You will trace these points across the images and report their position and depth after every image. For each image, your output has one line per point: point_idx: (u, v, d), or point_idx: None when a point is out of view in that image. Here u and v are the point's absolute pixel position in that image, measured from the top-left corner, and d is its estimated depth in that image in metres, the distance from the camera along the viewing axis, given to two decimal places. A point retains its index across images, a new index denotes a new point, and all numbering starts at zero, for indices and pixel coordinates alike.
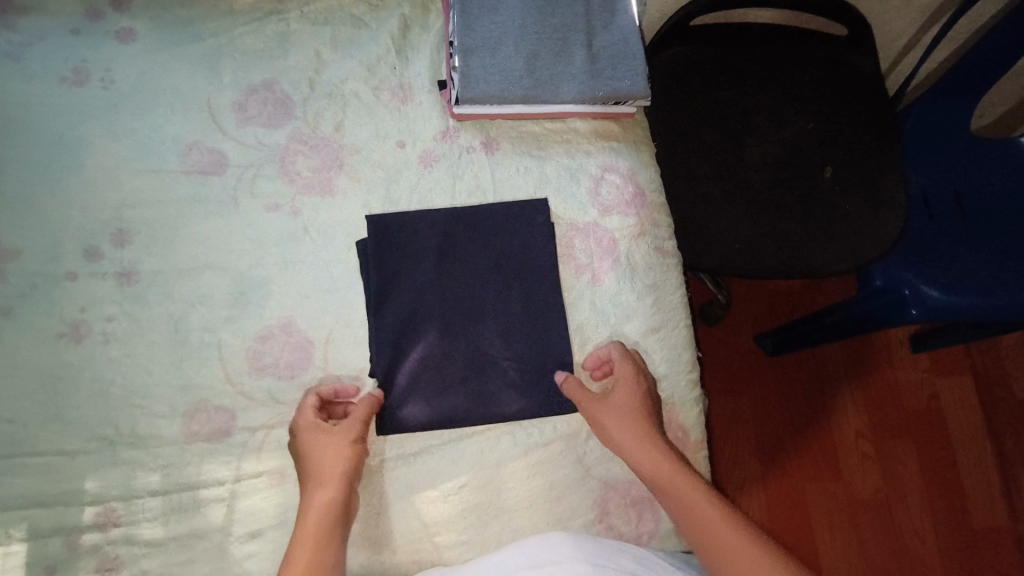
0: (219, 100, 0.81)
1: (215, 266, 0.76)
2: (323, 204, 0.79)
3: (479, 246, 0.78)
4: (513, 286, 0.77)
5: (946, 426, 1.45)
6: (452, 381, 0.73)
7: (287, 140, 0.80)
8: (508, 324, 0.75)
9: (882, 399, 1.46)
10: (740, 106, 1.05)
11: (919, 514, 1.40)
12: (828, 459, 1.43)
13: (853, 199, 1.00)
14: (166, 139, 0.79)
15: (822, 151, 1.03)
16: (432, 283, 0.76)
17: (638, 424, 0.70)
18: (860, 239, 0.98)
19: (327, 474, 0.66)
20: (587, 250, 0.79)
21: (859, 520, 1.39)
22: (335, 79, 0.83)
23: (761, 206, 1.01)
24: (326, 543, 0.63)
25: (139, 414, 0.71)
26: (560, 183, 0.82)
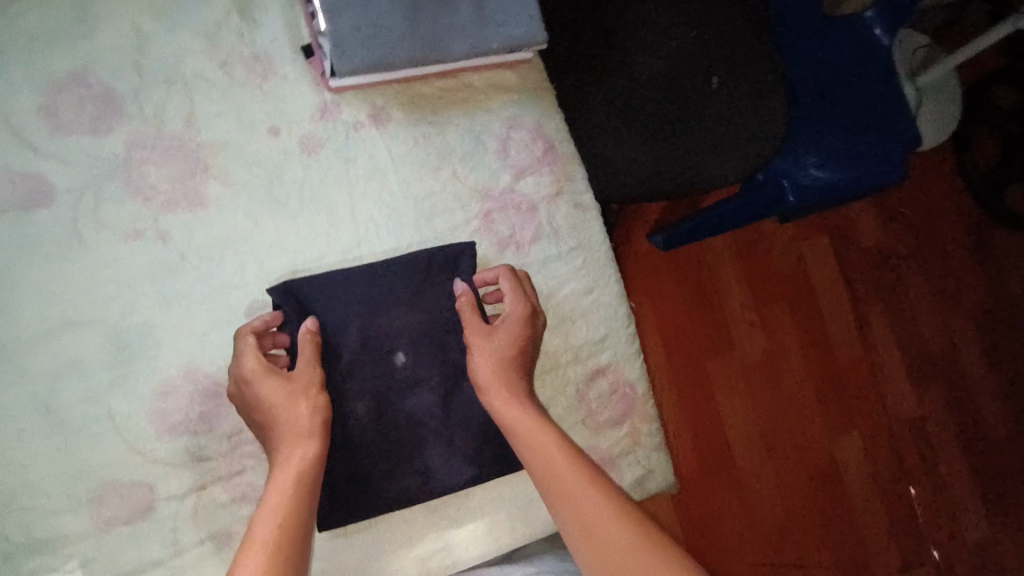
0: (15, 106, 0.63)
1: (77, 321, 0.62)
2: (194, 220, 0.66)
3: (407, 313, 0.68)
4: (436, 289, 0.70)
5: (813, 286, 1.47)
6: (389, 402, 0.67)
7: (125, 147, 0.65)
8: (439, 331, 0.69)
9: (758, 270, 1.46)
10: (624, 13, 0.93)
11: (798, 367, 1.45)
12: (719, 334, 1.42)
13: (742, 109, 0.91)
14: None
15: (704, 53, 0.92)
16: (345, 316, 0.66)
17: (507, 376, 0.65)
18: (751, 147, 0.90)
19: (299, 424, 0.58)
20: (507, 220, 0.74)
21: (749, 385, 1.42)
22: (168, 58, 0.67)
23: (655, 129, 0.91)
24: (302, 500, 0.53)
25: (31, 516, 0.59)
26: (466, 151, 0.74)
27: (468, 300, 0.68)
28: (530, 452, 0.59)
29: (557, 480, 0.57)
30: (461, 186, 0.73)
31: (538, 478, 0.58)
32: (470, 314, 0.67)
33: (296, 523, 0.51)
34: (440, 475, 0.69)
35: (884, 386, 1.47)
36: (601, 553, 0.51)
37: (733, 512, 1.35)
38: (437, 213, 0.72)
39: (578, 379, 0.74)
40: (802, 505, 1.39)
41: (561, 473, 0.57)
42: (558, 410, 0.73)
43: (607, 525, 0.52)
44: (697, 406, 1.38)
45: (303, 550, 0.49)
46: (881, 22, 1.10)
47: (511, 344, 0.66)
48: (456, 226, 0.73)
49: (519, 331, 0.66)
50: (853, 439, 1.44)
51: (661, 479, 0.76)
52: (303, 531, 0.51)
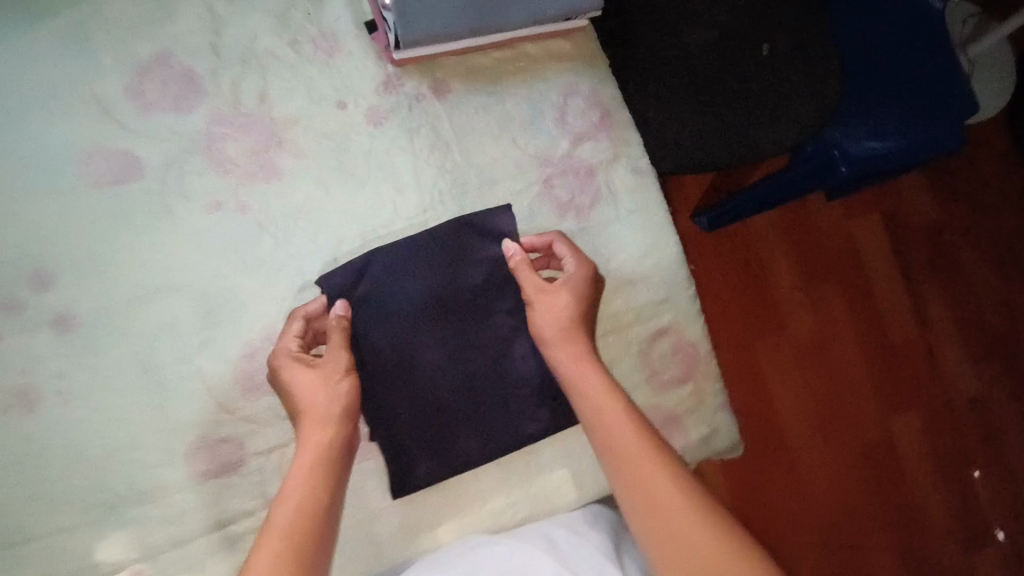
0: (107, 89, 0.67)
1: (167, 287, 0.66)
2: (271, 191, 0.69)
3: (466, 280, 0.70)
4: (479, 254, 0.71)
5: (865, 264, 1.45)
6: (440, 365, 0.69)
7: (206, 124, 0.69)
8: (483, 295, 0.70)
9: (807, 248, 1.44)
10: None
11: (851, 346, 1.42)
12: (769, 313, 1.40)
13: (794, 72, 0.92)
14: (54, 148, 0.65)
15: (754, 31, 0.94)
16: (407, 284, 0.69)
17: (571, 334, 0.66)
18: (804, 113, 0.92)
19: (318, 412, 0.60)
20: (566, 186, 0.75)
21: (801, 364, 1.40)
22: (242, 38, 0.70)
23: (708, 95, 0.92)
24: (316, 489, 0.57)
25: (133, 469, 0.63)
26: (524, 119, 0.76)
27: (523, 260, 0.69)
28: (590, 413, 0.62)
29: (613, 440, 0.60)
30: (521, 153, 0.75)
31: (596, 440, 0.61)
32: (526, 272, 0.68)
33: (307, 513, 0.55)
34: (495, 437, 0.70)
35: (941, 363, 1.44)
36: (659, 517, 0.55)
37: (788, 493, 1.34)
38: (498, 180, 0.74)
39: (641, 340, 0.75)
40: (859, 486, 1.36)
41: (621, 438, 0.60)
42: (621, 370, 0.74)
43: (655, 491, 0.56)
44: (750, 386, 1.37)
45: (316, 539, 0.54)
46: None
47: (578, 299, 0.68)
48: (517, 192, 0.74)
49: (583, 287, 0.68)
50: (909, 417, 1.41)
51: (727, 439, 0.76)
52: (321, 518, 0.55)
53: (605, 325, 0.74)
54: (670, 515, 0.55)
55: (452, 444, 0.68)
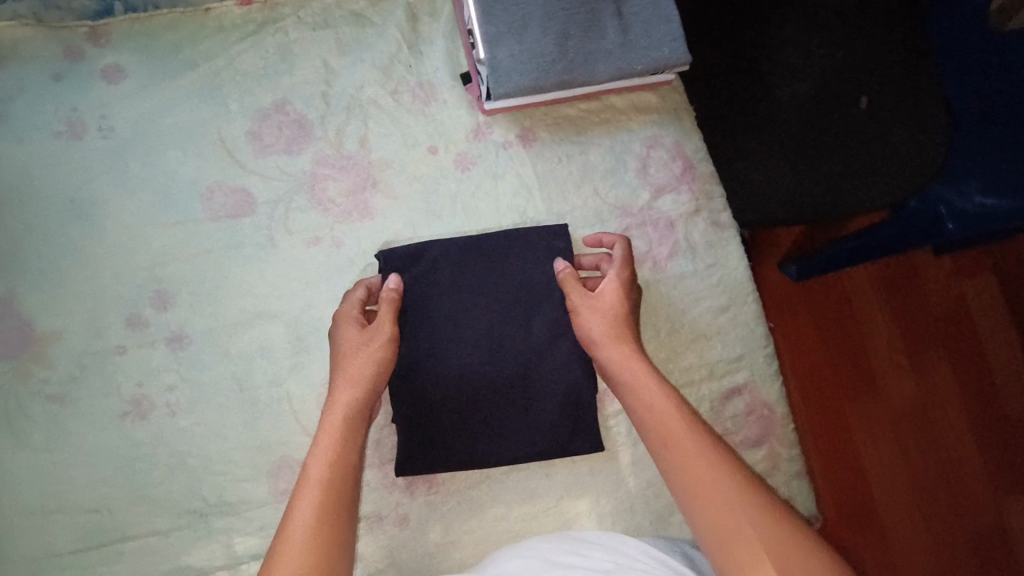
0: (232, 133, 0.75)
1: (266, 314, 0.72)
2: (363, 229, 0.74)
3: (518, 285, 0.72)
4: (533, 262, 0.73)
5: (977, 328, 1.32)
6: (471, 368, 0.70)
7: (312, 165, 0.75)
8: (523, 301, 0.72)
9: (909, 308, 1.34)
10: (782, 43, 0.92)
11: (958, 415, 1.29)
12: (862, 375, 1.32)
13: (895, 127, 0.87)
14: (183, 183, 0.74)
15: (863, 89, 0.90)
16: (462, 280, 0.72)
17: (619, 337, 0.65)
18: (903, 169, 0.86)
19: (354, 371, 0.63)
20: (644, 236, 0.76)
21: (899, 432, 1.30)
22: (349, 89, 0.77)
23: (798, 149, 0.88)
24: (349, 446, 0.59)
25: (223, 480, 0.68)
26: (606, 170, 0.77)
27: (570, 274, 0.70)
28: (642, 410, 0.61)
29: (665, 429, 0.58)
30: (600, 202, 0.76)
31: (651, 434, 0.59)
32: (571, 285, 0.69)
33: (342, 472, 0.57)
34: (509, 442, 0.70)
35: None
36: (713, 501, 0.53)
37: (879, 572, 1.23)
38: (577, 227, 0.76)
39: (713, 397, 0.73)
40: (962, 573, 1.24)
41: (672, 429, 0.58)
42: None
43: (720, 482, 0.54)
44: (835, 447, 1.29)
45: (348, 503, 0.56)
46: None
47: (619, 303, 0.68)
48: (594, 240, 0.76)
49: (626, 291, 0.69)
50: None
51: (803, 510, 0.72)
52: (350, 481, 0.57)
53: (676, 378, 0.73)
54: (718, 501, 0.53)
55: (471, 438, 0.70)
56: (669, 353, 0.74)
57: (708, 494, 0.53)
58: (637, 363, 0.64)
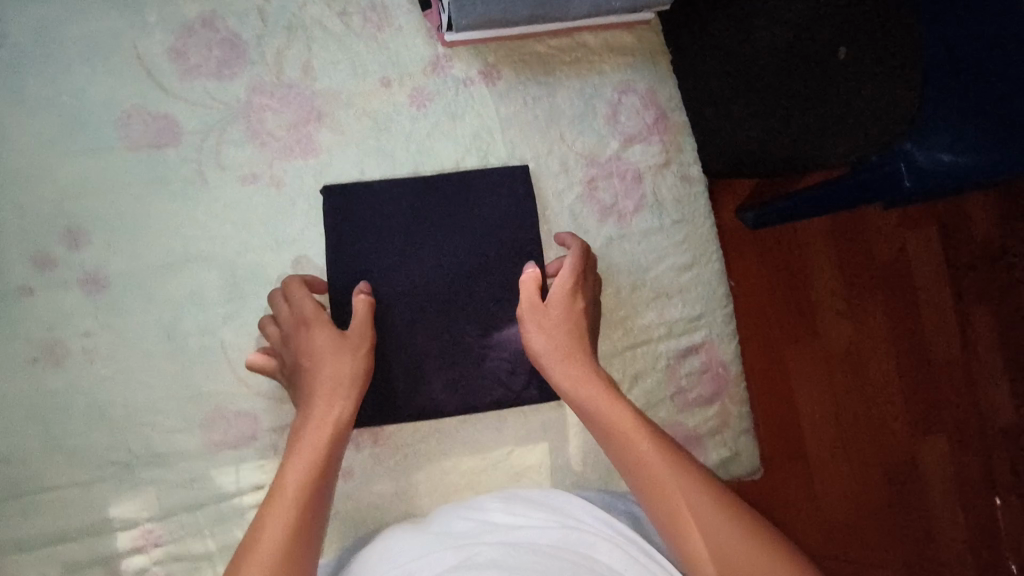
0: (151, 49, 0.65)
1: (195, 258, 0.66)
2: (307, 167, 0.68)
3: (460, 227, 0.68)
4: (482, 203, 0.68)
5: (915, 283, 1.11)
6: (428, 322, 0.67)
7: (247, 93, 0.67)
8: (478, 250, 0.68)
9: (860, 249, 1.12)
10: None
11: (886, 372, 1.11)
12: (797, 312, 1.13)
13: (876, 63, 0.65)
14: (93, 106, 0.65)
15: (859, 9, 0.66)
16: (396, 218, 0.67)
17: (570, 353, 0.61)
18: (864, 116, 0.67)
19: (333, 382, 0.59)
20: (610, 189, 0.72)
21: (834, 389, 1.11)
22: (290, 7, 0.68)
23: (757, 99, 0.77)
24: (323, 466, 0.55)
25: (152, 432, 0.65)
26: (574, 115, 0.72)
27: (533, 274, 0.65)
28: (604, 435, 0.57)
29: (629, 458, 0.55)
30: (566, 149, 0.71)
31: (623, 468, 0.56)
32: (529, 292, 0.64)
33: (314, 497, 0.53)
34: (468, 392, 0.67)
35: (983, 413, 1.08)
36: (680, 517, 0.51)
37: (805, 518, 1.07)
38: (540, 176, 0.71)
39: (670, 355, 0.73)
40: (885, 540, 1.07)
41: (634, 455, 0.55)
42: (646, 384, 0.72)
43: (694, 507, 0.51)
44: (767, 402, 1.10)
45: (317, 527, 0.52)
46: None
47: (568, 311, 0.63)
48: (558, 190, 0.71)
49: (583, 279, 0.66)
50: (947, 456, 1.08)
51: (749, 466, 0.74)
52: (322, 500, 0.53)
53: (634, 338, 0.72)
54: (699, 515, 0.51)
55: (420, 385, 0.67)
56: (628, 309, 0.72)
57: (679, 504, 0.52)
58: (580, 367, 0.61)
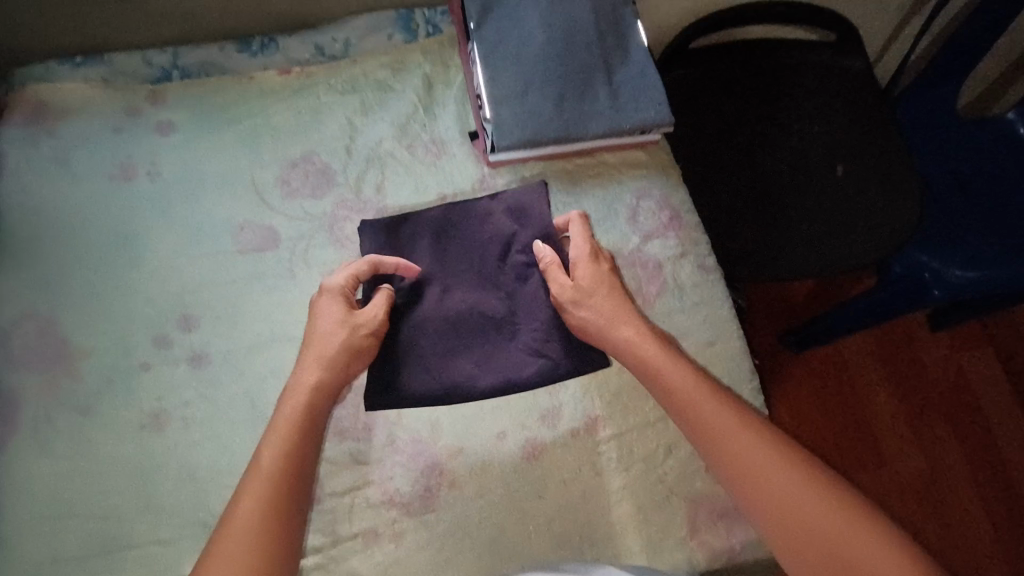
0: (264, 178, 0.85)
1: (281, 338, 0.77)
2: None
3: (483, 226, 0.79)
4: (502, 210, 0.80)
5: (976, 400, 1.39)
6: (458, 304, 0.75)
7: (333, 208, 0.84)
8: (497, 228, 0.79)
9: (908, 381, 1.41)
10: (762, 129, 1.11)
11: (966, 490, 1.34)
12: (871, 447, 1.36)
13: (870, 190, 1.07)
14: (217, 222, 0.82)
15: (855, 158, 1.10)
16: (428, 222, 0.79)
17: (640, 334, 0.69)
18: (880, 225, 1.05)
19: (324, 352, 0.67)
20: (634, 275, 0.82)
21: (910, 502, 1.33)
22: (369, 143, 0.87)
23: (773, 209, 1.07)
24: (298, 443, 0.62)
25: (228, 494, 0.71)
26: (599, 217, 0.85)
27: (552, 261, 0.74)
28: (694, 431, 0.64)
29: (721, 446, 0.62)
30: None
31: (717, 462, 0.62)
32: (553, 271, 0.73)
33: (289, 474, 0.60)
34: (490, 368, 0.73)
35: None
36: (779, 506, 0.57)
37: None
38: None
39: None
40: None
41: (729, 443, 0.61)
42: (681, 453, 0.75)
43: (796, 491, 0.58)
44: None
45: (295, 503, 0.60)
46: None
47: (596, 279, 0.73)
48: None
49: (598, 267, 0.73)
50: None
51: None
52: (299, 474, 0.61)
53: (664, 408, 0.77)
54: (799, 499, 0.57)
55: (447, 362, 0.73)
56: None
57: (765, 477, 0.59)
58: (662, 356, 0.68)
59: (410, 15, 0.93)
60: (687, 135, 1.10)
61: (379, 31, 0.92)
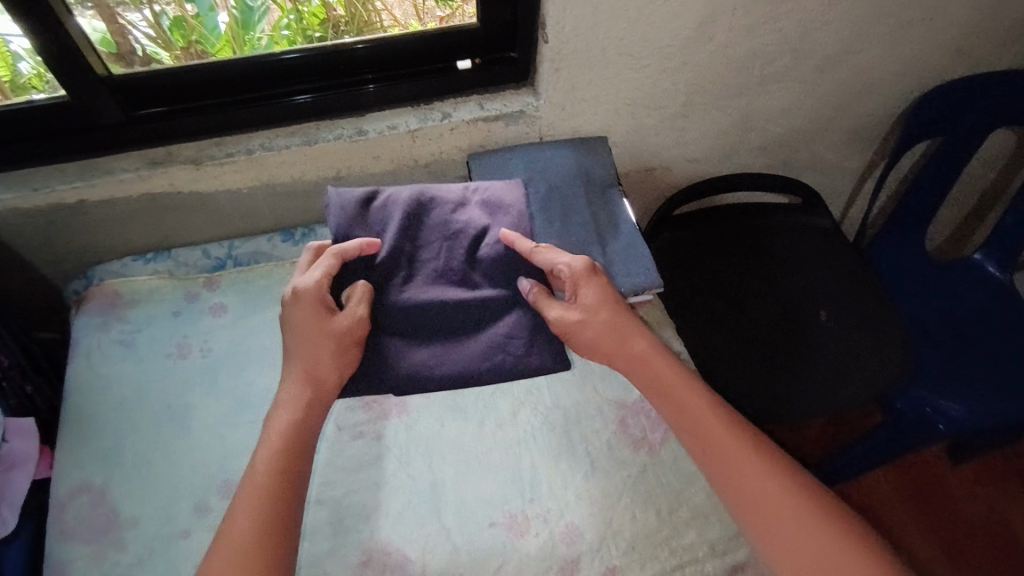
0: None
1: (312, 500, 0.82)
2: (402, 424, 0.88)
3: (454, 215, 0.86)
4: (471, 212, 0.86)
5: (1011, 535, 1.37)
6: (427, 293, 0.82)
7: None
8: (468, 217, 0.86)
9: (937, 514, 1.40)
10: (745, 281, 1.23)
11: None
12: None
13: (855, 334, 1.16)
14: (258, 391, 0.90)
15: (838, 304, 1.20)
16: (399, 216, 0.84)
17: (654, 346, 0.80)
18: (871, 367, 1.13)
19: (312, 366, 0.75)
20: (640, 425, 0.88)
21: None
22: None
23: (769, 354, 1.15)
24: (290, 451, 0.71)
25: None
26: (604, 371, 0.93)
27: (537, 291, 0.81)
28: (701, 448, 0.73)
29: (728, 467, 0.72)
30: (599, 395, 0.91)
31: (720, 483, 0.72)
32: (542, 298, 0.80)
33: (280, 482, 0.69)
34: (473, 361, 0.81)
35: None
36: (771, 526, 0.68)
37: None
38: (580, 418, 0.89)
39: (718, 573, 0.78)
40: None
41: (729, 462, 0.72)
42: None
43: (789, 511, 0.68)
44: None
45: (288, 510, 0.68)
46: (991, 261, 1.43)
47: (597, 297, 0.80)
48: (597, 430, 0.88)
49: (585, 286, 0.80)
50: None
51: None
52: (296, 478, 0.70)
53: (681, 557, 0.79)
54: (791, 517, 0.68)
55: (434, 356, 0.81)
56: (672, 529, 0.81)
57: (761, 494, 0.69)
58: (675, 375, 0.78)
59: None
60: (678, 291, 1.21)
61: None
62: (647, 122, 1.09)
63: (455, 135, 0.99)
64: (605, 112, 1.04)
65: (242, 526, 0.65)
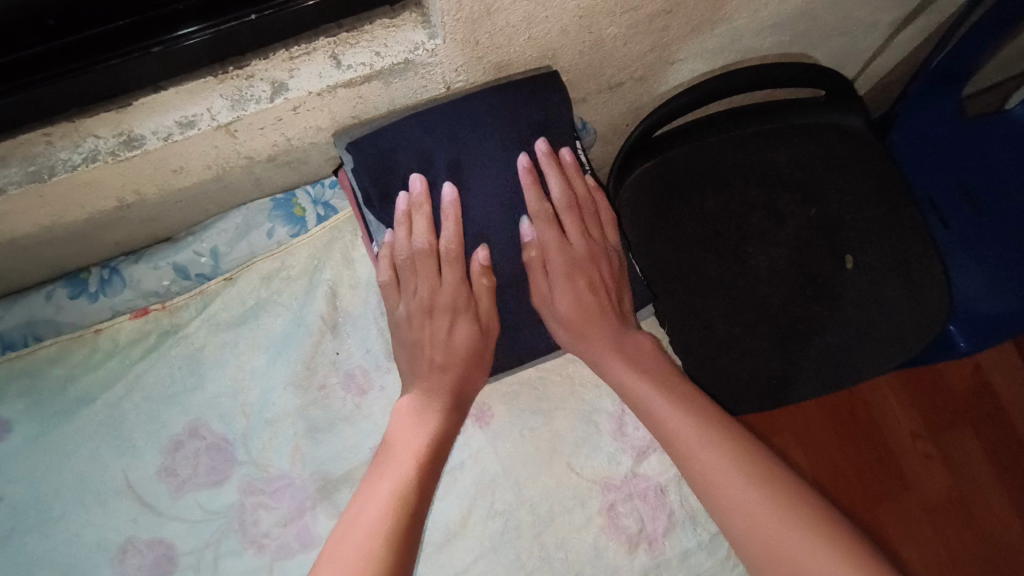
0: (139, 473, 0.66)
1: None
2: (305, 562, 0.66)
3: (500, 138, 0.63)
4: (515, 128, 0.63)
5: (1000, 401, 1.15)
6: (501, 259, 0.65)
7: (238, 496, 0.67)
8: (504, 147, 0.63)
9: (924, 385, 1.15)
10: (745, 222, 0.84)
11: (1000, 500, 1.11)
12: (888, 469, 1.11)
13: (890, 283, 0.82)
14: (88, 548, 0.65)
15: (872, 240, 0.83)
16: (432, 151, 0.62)
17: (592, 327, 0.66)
18: (908, 326, 0.81)
19: (464, 367, 0.64)
20: (634, 513, 0.69)
21: (942, 529, 1.09)
22: (269, 395, 0.69)
23: (776, 326, 0.84)
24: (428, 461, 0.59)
25: None
26: (579, 438, 0.71)
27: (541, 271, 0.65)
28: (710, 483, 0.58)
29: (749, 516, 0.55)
30: (572, 472, 0.70)
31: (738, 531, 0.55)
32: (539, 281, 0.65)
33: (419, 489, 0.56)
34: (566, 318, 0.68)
35: None
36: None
37: None
38: (553, 510, 0.68)
39: None
40: None
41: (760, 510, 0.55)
42: None
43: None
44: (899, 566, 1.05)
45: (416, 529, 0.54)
46: None
47: (581, 277, 0.66)
48: (577, 527, 0.68)
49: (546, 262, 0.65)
50: None
51: None
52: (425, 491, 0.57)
53: None
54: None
55: (526, 324, 0.67)
56: None
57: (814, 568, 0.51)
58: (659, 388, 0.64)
59: (290, 199, 0.69)
60: (656, 253, 0.84)
61: (252, 229, 0.69)
62: (611, 33, 0.67)
63: (302, 116, 0.58)
64: (547, 33, 0.62)
65: (386, 491, 0.55)
